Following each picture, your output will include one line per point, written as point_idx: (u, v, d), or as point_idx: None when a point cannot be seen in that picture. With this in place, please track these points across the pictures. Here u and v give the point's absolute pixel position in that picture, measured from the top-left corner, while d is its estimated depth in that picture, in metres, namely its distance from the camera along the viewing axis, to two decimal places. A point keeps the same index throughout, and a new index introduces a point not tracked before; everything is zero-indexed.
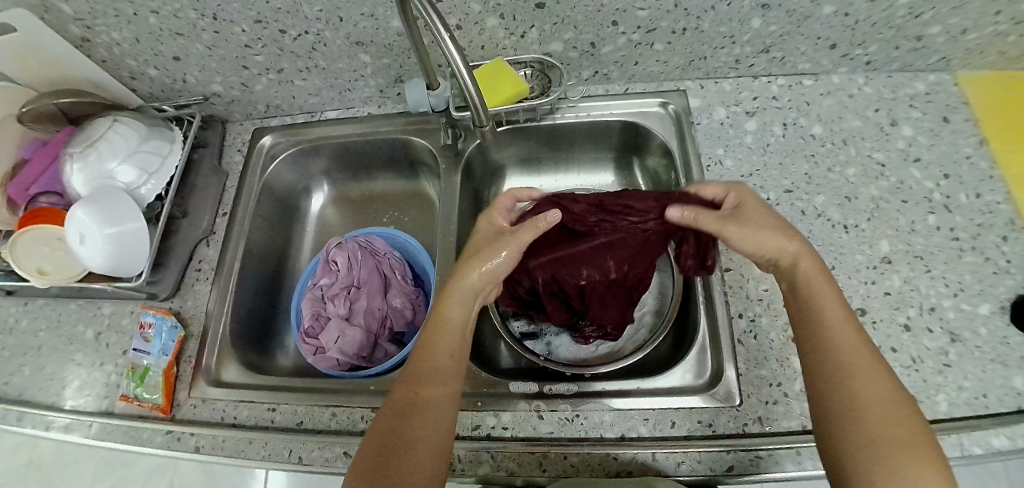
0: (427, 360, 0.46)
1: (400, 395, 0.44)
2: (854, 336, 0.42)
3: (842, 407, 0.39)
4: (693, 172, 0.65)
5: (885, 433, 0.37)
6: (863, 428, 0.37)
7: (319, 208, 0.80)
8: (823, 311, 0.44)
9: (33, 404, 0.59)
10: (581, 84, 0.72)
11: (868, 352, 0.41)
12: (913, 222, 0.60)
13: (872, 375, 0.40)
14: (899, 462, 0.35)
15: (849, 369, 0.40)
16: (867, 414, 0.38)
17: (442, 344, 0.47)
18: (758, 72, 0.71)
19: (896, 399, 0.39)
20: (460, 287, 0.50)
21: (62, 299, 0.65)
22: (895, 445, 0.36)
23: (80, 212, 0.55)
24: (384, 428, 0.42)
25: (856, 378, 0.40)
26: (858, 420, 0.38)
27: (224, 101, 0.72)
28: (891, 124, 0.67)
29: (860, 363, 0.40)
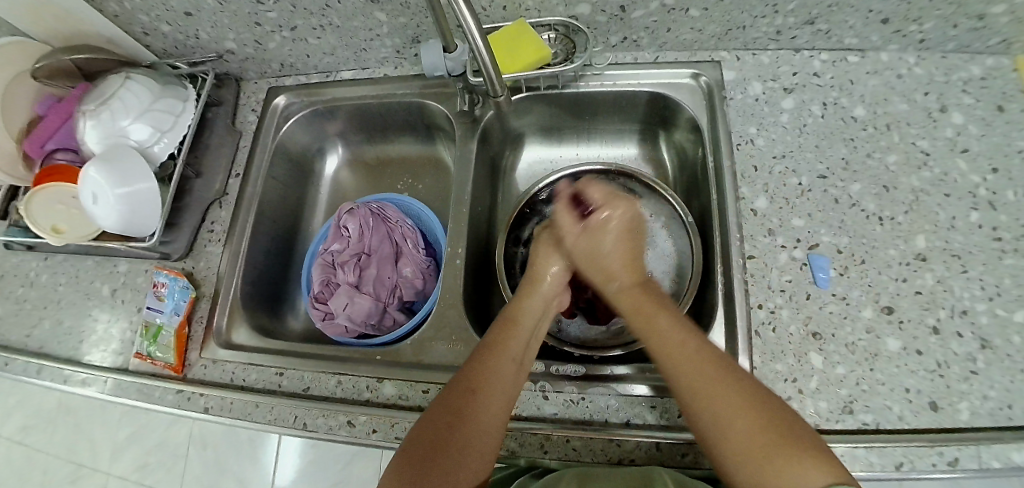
0: (491, 360, 0.45)
1: (457, 389, 0.43)
2: (693, 349, 0.43)
3: (712, 429, 0.39)
4: (721, 151, 0.62)
5: (745, 439, 0.37)
6: (729, 438, 0.38)
7: (333, 170, 0.79)
8: (660, 336, 0.45)
9: (54, 357, 0.61)
10: (608, 51, 0.67)
11: (706, 357, 0.42)
12: (954, 218, 0.57)
13: (722, 384, 0.40)
14: (776, 464, 0.35)
15: (695, 386, 0.41)
16: (726, 428, 0.38)
17: (509, 348, 0.46)
18: (800, 45, 0.66)
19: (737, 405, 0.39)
20: (534, 297, 0.52)
21: (80, 255, 0.66)
22: (766, 443, 0.36)
23: (93, 170, 0.54)
24: (436, 420, 0.41)
25: (702, 392, 0.40)
26: (726, 435, 0.38)
27: (237, 59, 0.70)
28: (941, 109, 0.62)
29: (701, 378, 0.41)
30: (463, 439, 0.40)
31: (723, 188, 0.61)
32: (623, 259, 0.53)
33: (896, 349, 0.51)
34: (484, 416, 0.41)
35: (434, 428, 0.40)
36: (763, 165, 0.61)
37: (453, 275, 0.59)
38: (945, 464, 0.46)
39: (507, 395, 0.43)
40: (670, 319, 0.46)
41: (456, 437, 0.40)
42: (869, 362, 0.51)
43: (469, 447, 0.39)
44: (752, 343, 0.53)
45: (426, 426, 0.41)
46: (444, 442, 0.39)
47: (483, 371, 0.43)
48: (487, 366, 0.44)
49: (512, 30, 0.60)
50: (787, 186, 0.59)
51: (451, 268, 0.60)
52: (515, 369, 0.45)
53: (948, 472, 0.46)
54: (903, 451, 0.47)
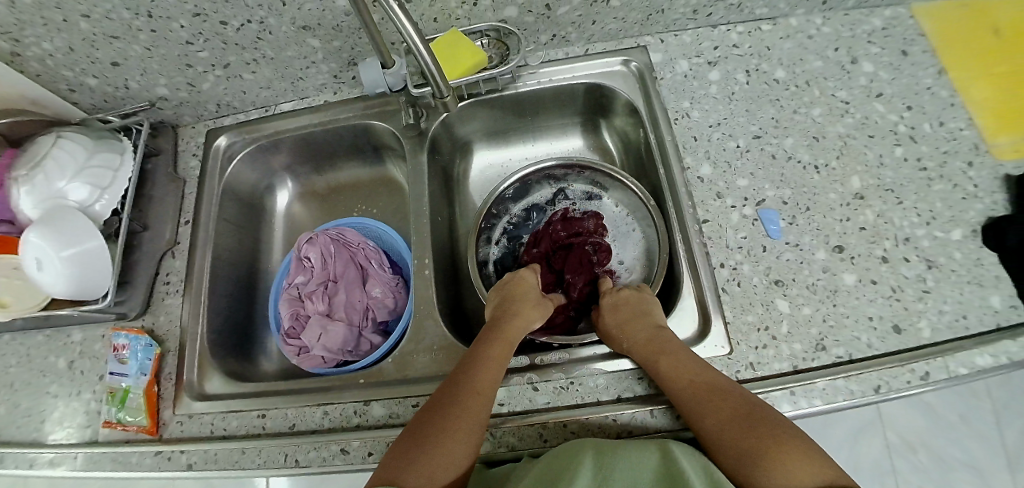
0: (474, 364, 0.47)
1: (445, 389, 0.45)
2: (690, 372, 0.46)
3: (711, 441, 0.41)
4: (662, 127, 0.65)
5: (739, 446, 0.39)
6: (727, 447, 0.40)
7: (287, 205, 0.78)
8: (664, 364, 0.47)
9: (14, 444, 0.57)
10: (540, 49, 0.70)
11: (699, 377, 0.45)
12: (882, 155, 0.61)
13: (716, 401, 0.43)
14: (766, 467, 0.37)
15: (693, 405, 0.44)
16: (723, 437, 0.41)
17: (493, 353, 0.49)
18: (716, 21, 0.70)
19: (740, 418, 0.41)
20: (520, 318, 0.54)
21: (28, 331, 0.62)
22: (758, 447, 0.38)
23: (34, 236, 0.52)
24: (422, 419, 0.43)
25: (702, 411, 0.43)
26: (725, 446, 0.40)
27: (172, 105, 0.69)
28: (851, 61, 0.67)
29: (700, 395, 0.44)
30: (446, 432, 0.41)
31: (669, 160, 0.63)
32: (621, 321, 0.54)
33: (853, 282, 0.54)
34: (468, 414, 0.43)
35: (419, 427, 0.42)
36: (702, 134, 0.64)
37: (424, 284, 0.59)
38: (918, 380, 0.48)
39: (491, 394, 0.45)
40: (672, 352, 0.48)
41: (439, 431, 0.41)
42: (831, 298, 0.53)
43: (451, 442, 0.41)
44: (721, 300, 0.54)
45: (413, 427, 0.42)
46: (426, 439, 0.41)
47: (467, 371, 0.46)
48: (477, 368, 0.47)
49: (442, 43, 0.61)
50: (727, 149, 0.63)
51: (421, 278, 0.60)
52: (498, 372, 0.47)
53: (922, 387, 0.49)
54: (878, 374, 0.49)
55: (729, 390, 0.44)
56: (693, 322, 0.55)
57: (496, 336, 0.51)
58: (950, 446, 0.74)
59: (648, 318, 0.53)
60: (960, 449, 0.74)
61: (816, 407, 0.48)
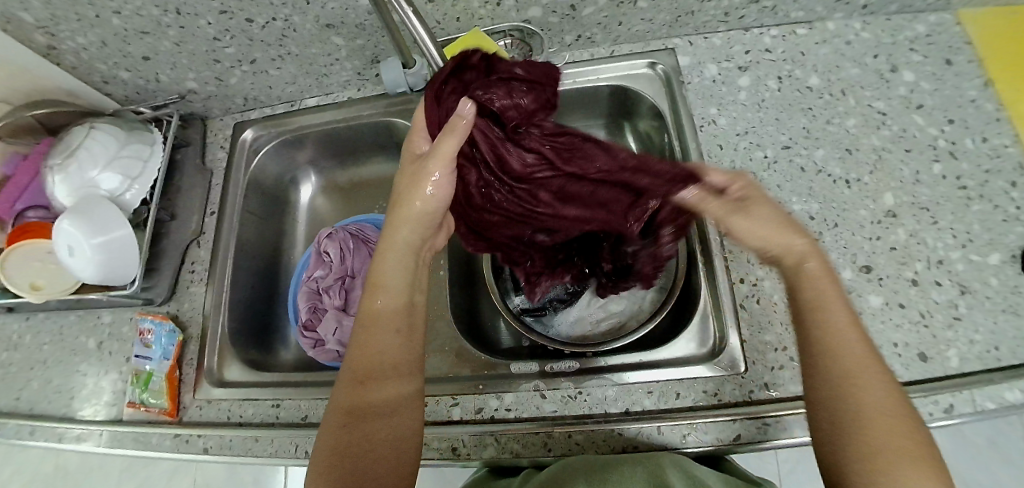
0: (365, 345, 0.45)
1: (348, 387, 0.43)
2: (858, 340, 0.39)
3: (851, 420, 0.36)
4: (686, 133, 0.63)
5: (891, 440, 0.35)
6: (873, 435, 0.35)
7: (309, 198, 0.79)
8: (832, 316, 0.40)
9: (45, 418, 0.60)
10: (565, 50, 0.69)
11: (873, 353, 0.39)
12: (918, 172, 0.58)
13: (882, 387, 0.37)
14: (904, 472, 0.34)
15: (853, 381, 0.37)
16: (875, 424, 0.36)
17: (382, 324, 0.45)
18: (749, 23, 0.68)
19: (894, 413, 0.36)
20: (392, 247, 0.48)
21: (62, 311, 0.65)
22: (909, 452, 0.34)
23: (66, 224, 0.54)
24: (338, 425, 0.42)
25: (860, 390, 0.37)
26: (872, 433, 0.35)
27: (200, 98, 0.70)
28: (891, 70, 0.64)
29: (872, 375, 0.37)
30: (369, 435, 0.41)
31: None
32: (773, 230, 0.44)
33: (879, 305, 0.52)
34: (384, 407, 0.42)
35: (337, 437, 0.41)
36: (728, 143, 0.62)
37: None
38: (942, 412, 0.47)
39: (399, 374, 0.44)
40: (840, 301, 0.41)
41: (364, 439, 0.41)
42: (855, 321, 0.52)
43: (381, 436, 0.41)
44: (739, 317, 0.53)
45: (331, 436, 0.41)
46: (347, 448, 0.40)
47: (367, 362, 0.43)
48: (366, 354, 0.44)
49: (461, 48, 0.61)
50: (753, 160, 0.61)
51: None
52: (387, 341, 0.45)
53: (946, 419, 0.47)
54: None
55: (894, 380, 0.38)
56: (710, 339, 0.53)
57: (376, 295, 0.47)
58: (975, 472, 0.72)
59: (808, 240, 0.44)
60: (986, 475, 0.72)
61: None
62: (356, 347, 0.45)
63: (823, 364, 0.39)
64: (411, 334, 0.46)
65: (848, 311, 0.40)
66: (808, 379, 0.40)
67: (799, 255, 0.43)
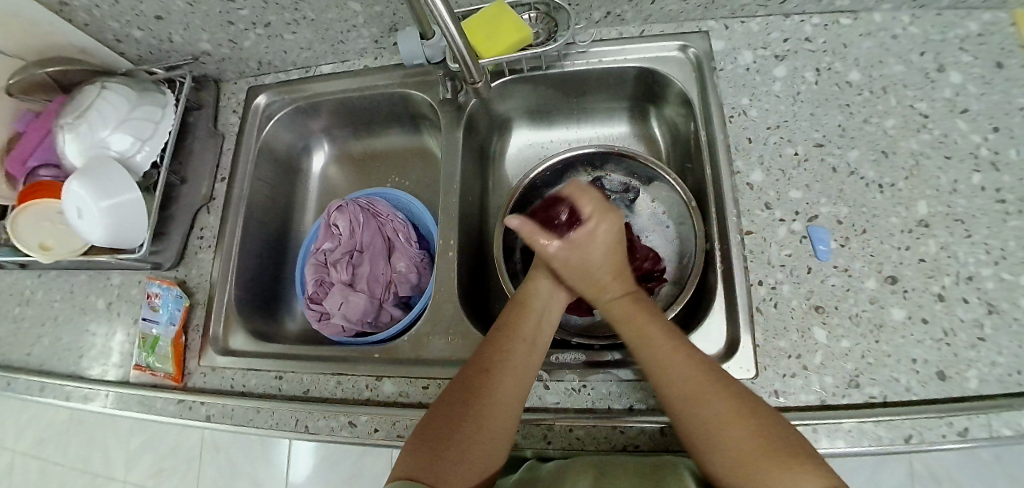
0: (502, 347, 0.45)
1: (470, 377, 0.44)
2: (675, 357, 0.43)
3: (701, 438, 0.38)
4: (714, 123, 0.60)
5: (734, 442, 0.36)
6: (718, 445, 0.37)
7: (321, 167, 0.78)
8: (648, 346, 0.44)
9: (55, 375, 0.61)
10: (592, 27, 0.66)
11: (697, 366, 0.42)
12: (956, 181, 0.55)
13: (709, 397, 0.39)
14: (767, 471, 0.34)
15: (686, 394, 0.40)
16: (716, 433, 0.37)
17: (519, 333, 0.47)
18: (790, 9, 0.64)
19: (738, 418, 0.38)
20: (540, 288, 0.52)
21: (72, 270, 0.66)
22: (752, 449, 0.36)
23: (75, 185, 0.53)
24: (446, 408, 0.42)
25: (693, 404, 0.40)
26: (716, 445, 0.37)
27: (214, 60, 0.68)
28: (937, 69, 0.60)
29: (693, 390, 0.40)
30: (472, 429, 0.40)
31: (718, 163, 0.59)
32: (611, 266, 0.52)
33: (901, 318, 0.50)
34: (494, 408, 0.41)
35: (443, 418, 0.41)
36: (757, 137, 0.59)
37: (447, 267, 0.58)
38: (955, 434, 0.45)
39: (519, 384, 0.43)
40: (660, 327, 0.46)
41: (467, 431, 0.40)
42: (875, 334, 0.50)
43: (482, 434, 0.40)
44: (754, 320, 0.52)
45: (436, 416, 0.42)
46: (450, 433, 0.40)
47: (497, 359, 0.44)
48: (499, 356, 0.45)
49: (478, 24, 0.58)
50: (783, 156, 0.58)
51: (445, 261, 0.59)
52: (522, 358, 0.45)
53: (958, 441, 0.46)
54: (912, 423, 0.46)
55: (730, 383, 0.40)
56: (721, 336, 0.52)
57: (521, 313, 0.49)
58: None
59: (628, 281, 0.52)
60: None
61: (839, 448, 0.46)
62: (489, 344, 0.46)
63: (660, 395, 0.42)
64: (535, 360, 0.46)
65: (672, 341, 0.44)
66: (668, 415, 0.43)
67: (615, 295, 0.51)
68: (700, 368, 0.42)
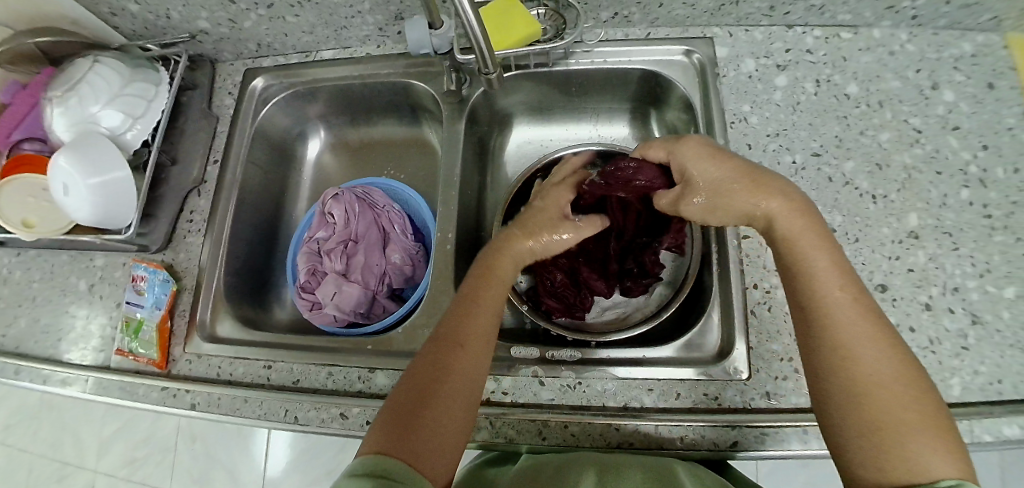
0: (459, 332, 0.43)
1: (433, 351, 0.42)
2: (854, 304, 0.38)
3: (847, 384, 0.36)
4: (715, 128, 0.61)
5: (883, 405, 0.34)
6: (860, 402, 0.35)
7: (317, 155, 0.77)
8: (821, 277, 0.40)
9: (30, 357, 0.59)
10: (599, 27, 0.66)
11: (878, 322, 0.37)
12: (946, 195, 0.56)
13: (877, 347, 0.36)
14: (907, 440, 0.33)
15: (860, 336, 0.37)
16: (871, 386, 0.35)
17: (479, 313, 0.44)
18: (793, 20, 0.64)
19: (903, 380, 0.35)
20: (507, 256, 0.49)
21: (54, 250, 0.64)
22: (913, 414, 0.33)
23: (62, 160, 0.51)
24: (404, 402, 0.39)
25: (855, 354, 0.36)
26: (877, 398, 0.34)
27: (212, 40, 0.67)
28: (932, 87, 0.61)
29: (871, 338, 0.36)
30: (434, 421, 0.37)
31: None
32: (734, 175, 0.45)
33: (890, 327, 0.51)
34: (453, 398, 0.39)
35: (407, 393, 0.39)
36: (757, 143, 0.60)
37: (444, 260, 0.58)
38: None
39: (482, 355, 0.42)
40: (832, 262, 0.40)
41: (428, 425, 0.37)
42: None
43: (447, 429, 0.38)
44: (748, 324, 0.51)
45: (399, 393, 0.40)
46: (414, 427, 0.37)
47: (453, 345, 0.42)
48: (454, 340, 0.42)
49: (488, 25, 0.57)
50: (781, 164, 0.59)
51: (442, 253, 0.58)
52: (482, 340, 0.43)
53: None
54: None
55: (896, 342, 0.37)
56: (714, 337, 0.52)
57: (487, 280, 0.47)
58: None
59: (782, 190, 0.44)
60: None
61: None
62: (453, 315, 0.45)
63: (820, 320, 0.38)
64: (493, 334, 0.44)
65: (837, 270, 0.40)
66: (806, 337, 0.39)
67: (771, 212, 0.43)
68: (871, 316, 0.38)
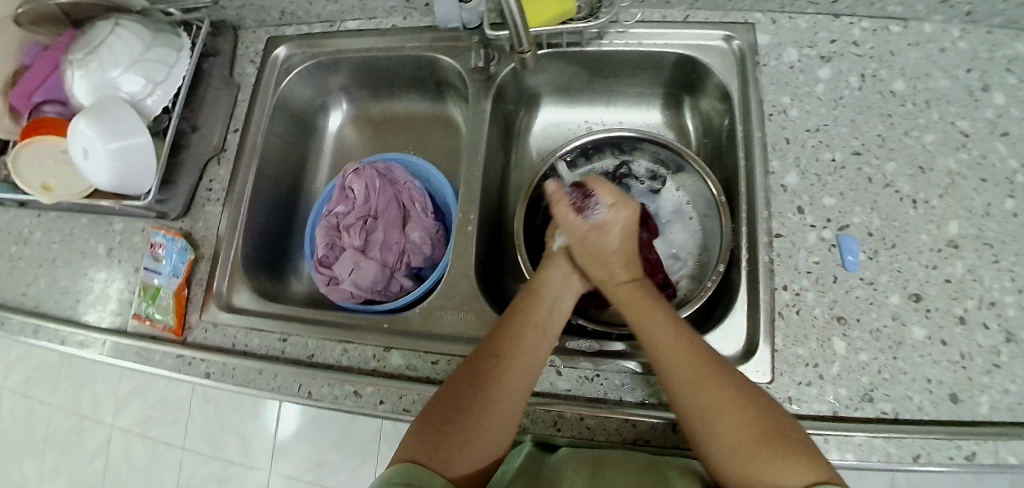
0: (512, 332, 0.44)
1: (478, 356, 0.43)
2: (679, 348, 0.41)
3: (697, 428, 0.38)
4: (752, 121, 0.58)
5: (715, 424, 0.37)
6: (719, 440, 0.36)
7: (337, 127, 0.76)
8: (650, 336, 0.43)
9: (48, 318, 0.60)
10: (634, 6, 0.63)
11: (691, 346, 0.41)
12: (990, 204, 0.53)
13: (702, 379, 0.39)
14: (758, 459, 0.34)
15: (682, 380, 0.40)
16: (705, 412, 0.38)
17: (535, 315, 0.46)
18: (841, 9, 0.61)
19: (732, 408, 0.37)
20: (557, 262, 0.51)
21: (74, 213, 0.64)
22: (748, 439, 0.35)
23: (82, 124, 0.51)
24: (454, 392, 0.40)
25: (679, 386, 0.40)
26: (710, 425, 0.37)
27: (235, 5, 0.65)
28: (983, 88, 0.58)
29: (686, 376, 0.40)
30: (479, 412, 0.38)
31: (752, 160, 0.57)
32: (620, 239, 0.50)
33: (921, 338, 0.49)
34: (502, 397, 0.40)
35: (452, 395, 0.40)
36: (795, 138, 0.57)
37: (463, 241, 0.57)
38: (962, 458, 0.45)
39: (531, 366, 0.42)
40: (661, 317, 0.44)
41: (476, 412, 0.38)
42: (893, 350, 0.49)
43: (489, 420, 0.38)
44: (774, 325, 0.51)
45: (443, 395, 0.40)
46: (458, 414, 0.38)
47: (509, 343, 0.43)
48: (509, 336, 0.43)
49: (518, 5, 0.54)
50: (819, 161, 0.56)
51: (462, 236, 0.57)
52: (538, 347, 0.44)
53: (963, 464, 0.45)
54: (920, 443, 0.45)
55: (721, 369, 0.39)
56: None
57: (532, 303, 0.47)
58: None
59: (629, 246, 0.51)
60: None
61: (846, 460, 0.46)
62: (512, 312, 0.46)
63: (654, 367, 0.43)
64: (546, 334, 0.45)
65: (666, 322, 0.44)
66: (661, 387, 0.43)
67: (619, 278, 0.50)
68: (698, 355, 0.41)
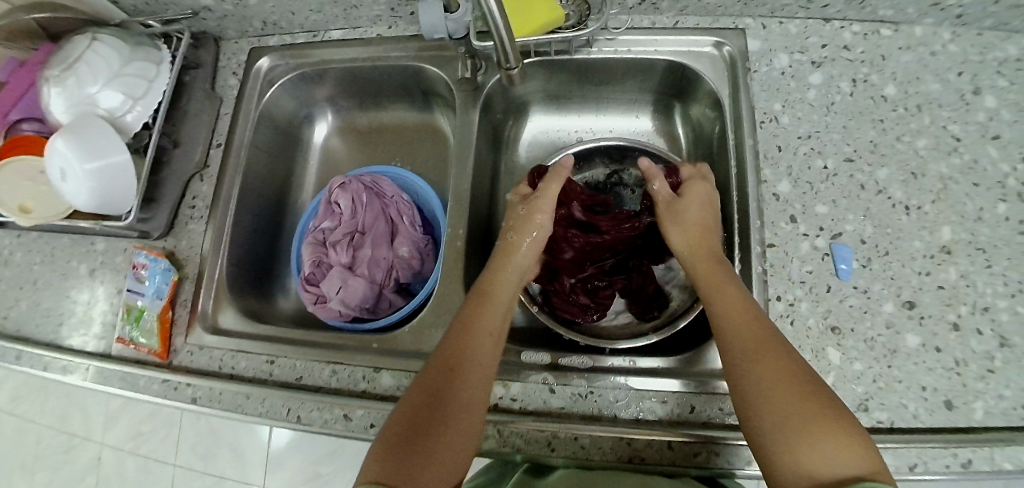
0: (466, 340, 0.43)
1: (433, 370, 0.41)
2: (750, 321, 0.42)
3: (754, 394, 0.37)
4: (744, 129, 0.58)
5: (773, 391, 0.36)
6: (774, 408, 0.35)
7: (324, 137, 0.74)
8: (721, 304, 0.44)
9: (30, 342, 0.59)
10: (623, 13, 0.62)
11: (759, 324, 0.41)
12: (982, 209, 0.53)
13: (766, 350, 0.39)
14: (809, 436, 0.33)
15: (748, 347, 0.40)
16: (765, 382, 0.37)
17: (486, 321, 0.45)
18: (831, 14, 0.61)
19: (794, 383, 0.36)
20: (509, 267, 0.52)
21: (54, 233, 0.62)
22: (803, 413, 0.34)
23: (59, 143, 0.49)
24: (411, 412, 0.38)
25: (744, 350, 0.40)
26: (764, 396, 0.36)
27: (216, 16, 0.64)
28: (973, 92, 0.58)
29: (754, 348, 0.39)
30: (440, 430, 0.37)
31: (744, 168, 0.57)
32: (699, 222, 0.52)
33: (915, 346, 0.49)
34: (461, 407, 0.39)
35: (409, 416, 0.38)
36: (787, 145, 0.57)
37: (454, 256, 0.56)
38: (958, 466, 0.45)
39: (485, 373, 0.42)
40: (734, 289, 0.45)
41: (437, 429, 0.37)
42: (888, 358, 0.49)
43: (451, 435, 0.37)
44: None
45: (398, 417, 0.38)
46: (419, 434, 0.36)
47: (462, 354, 0.42)
48: (462, 346, 0.43)
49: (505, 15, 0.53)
50: (812, 169, 0.56)
51: (453, 250, 0.56)
52: (491, 352, 0.44)
53: (960, 472, 0.45)
54: (917, 452, 0.45)
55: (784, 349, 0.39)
56: None
57: (483, 304, 0.47)
58: None
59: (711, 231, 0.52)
60: None
61: None
62: (462, 320, 0.45)
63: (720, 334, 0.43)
64: (497, 337, 0.45)
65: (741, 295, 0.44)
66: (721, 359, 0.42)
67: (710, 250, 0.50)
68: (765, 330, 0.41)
